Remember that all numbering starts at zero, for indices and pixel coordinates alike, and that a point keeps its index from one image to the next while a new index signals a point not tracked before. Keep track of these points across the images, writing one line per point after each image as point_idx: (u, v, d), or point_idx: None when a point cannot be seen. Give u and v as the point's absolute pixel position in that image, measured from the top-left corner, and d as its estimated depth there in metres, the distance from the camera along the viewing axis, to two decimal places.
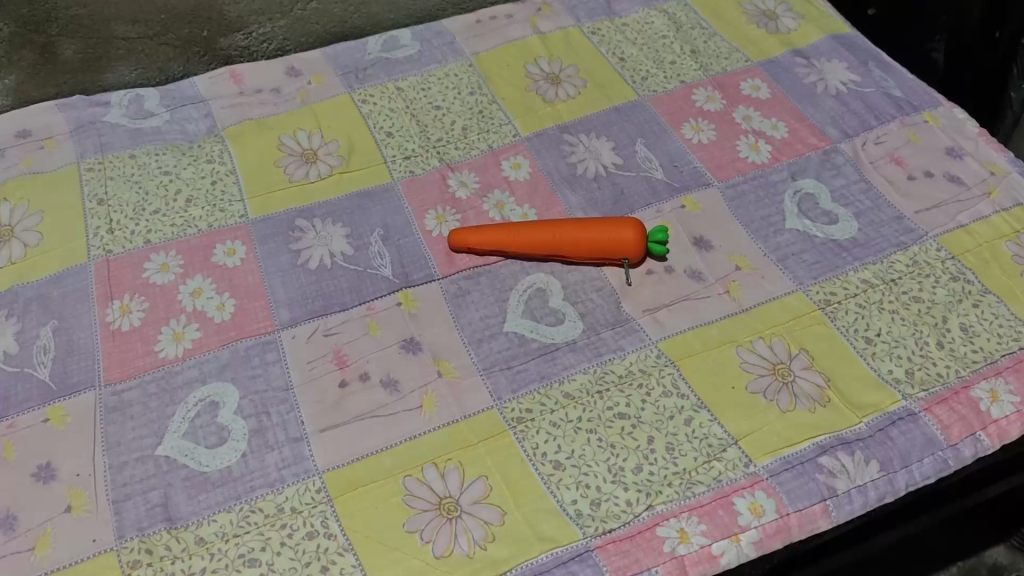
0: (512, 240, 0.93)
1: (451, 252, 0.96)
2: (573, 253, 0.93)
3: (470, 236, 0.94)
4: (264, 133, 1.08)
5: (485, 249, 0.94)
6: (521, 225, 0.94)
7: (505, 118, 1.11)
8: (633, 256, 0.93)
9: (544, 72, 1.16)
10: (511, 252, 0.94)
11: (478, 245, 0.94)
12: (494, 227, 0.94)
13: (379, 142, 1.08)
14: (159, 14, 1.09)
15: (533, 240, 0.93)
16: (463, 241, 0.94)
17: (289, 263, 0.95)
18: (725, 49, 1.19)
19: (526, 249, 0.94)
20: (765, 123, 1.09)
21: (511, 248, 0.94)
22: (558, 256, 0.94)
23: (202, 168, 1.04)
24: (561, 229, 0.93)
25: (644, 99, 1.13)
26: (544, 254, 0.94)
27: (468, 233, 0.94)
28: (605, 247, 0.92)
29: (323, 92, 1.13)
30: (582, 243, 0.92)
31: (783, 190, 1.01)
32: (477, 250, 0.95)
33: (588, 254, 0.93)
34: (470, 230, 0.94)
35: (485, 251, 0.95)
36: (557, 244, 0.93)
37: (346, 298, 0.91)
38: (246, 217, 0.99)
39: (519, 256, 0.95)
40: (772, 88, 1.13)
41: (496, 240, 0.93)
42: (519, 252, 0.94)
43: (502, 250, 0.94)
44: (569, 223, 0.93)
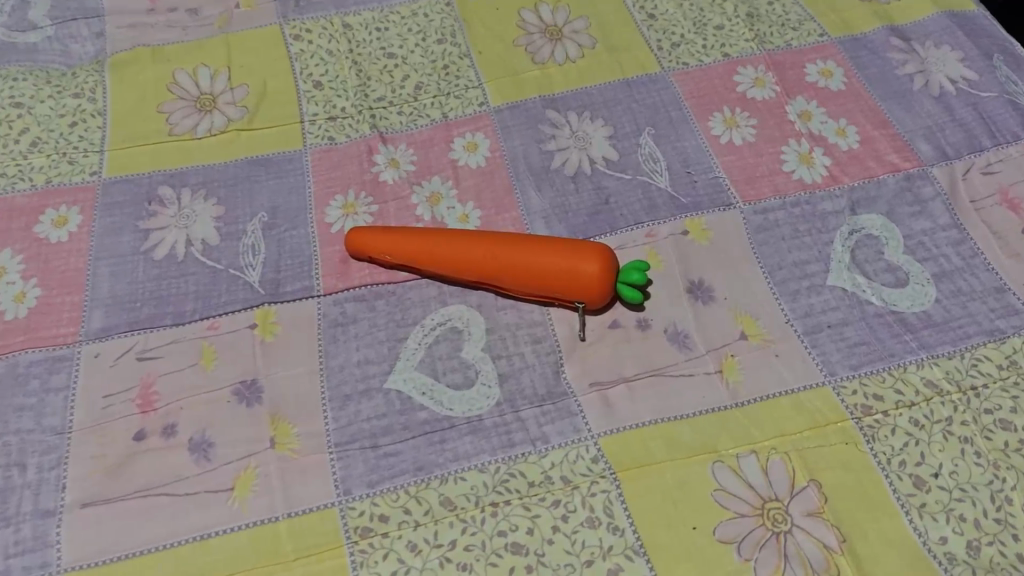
0: (428, 253, 0.66)
1: (349, 257, 0.69)
2: (510, 283, 0.65)
3: (373, 240, 0.67)
4: (156, 66, 0.82)
5: (392, 261, 0.67)
6: (446, 233, 0.66)
7: (474, 79, 0.83)
8: (594, 301, 0.63)
9: (543, 23, 0.87)
10: (426, 269, 0.67)
11: (382, 253, 0.67)
12: (409, 231, 0.67)
13: (301, 93, 0.81)
14: None
15: (456, 256, 0.65)
16: (362, 244, 0.67)
17: (130, 246, 0.70)
18: (795, 17, 0.87)
19: (447, 268, 0.66)
20: (829, 125, 0.78)
21: (426, 264, 0.66)
22: (490, 284, 0.66)
23: (64, 104, 0.80)
24: (496, 246, 0.64)
25: (669, 73, 0.83)
26: (472, 279, 0.66)
27: (371, 234, 0.67)
28: (554, 282, 0.63)
29: (249, 19, 0.87)
30: (523, 272, 0.64)
31: (835, 225, 0.71)
32: (381, 261, 0.68)
33: (530, 288, 0.64)
34: (373, 231, 0.67)
35: (392, 263, 0.67)
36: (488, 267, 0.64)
37: (185, 308, 0.66)
38: (98, 175, 0.75)
39: (439, 277, 0.67)
40: (849, 75, 0.82)
41: (405, 250, 0.66)
42: (438, 272, 0.66)
43: (415, 265, 0.67)
44: (511, 240, 0.65)
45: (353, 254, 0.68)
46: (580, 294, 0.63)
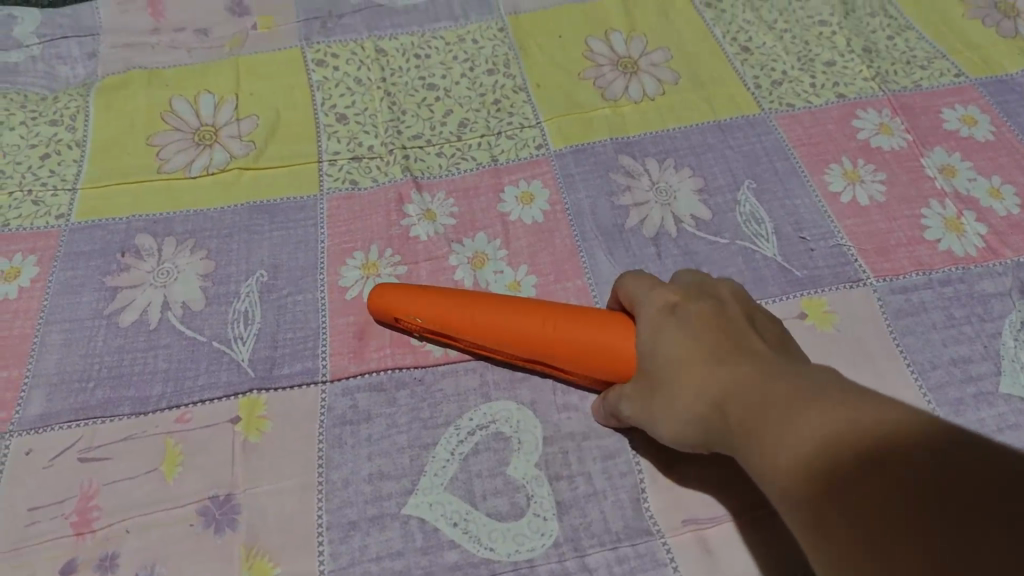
0: (476, 324, 0.49)
1: (371, 317, 0.54)
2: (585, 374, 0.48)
3: (404, 300, 0.51)
4: (150, 91, 0.69)
5: (429, 328, 0.51)
6: (501, 299, 0.50)
7: (531, 117, 0.68)
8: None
9: (614, 55, 0.73)
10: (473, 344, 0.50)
11: (416, 317, 0.51)
12: (453, 290, 0.51)
13: (321, 128, 0.67)
14: None
15: (512, 332, 0.48)
16: (389, 305, 0.51)
17: (91, 308, 0.55)
18: (922, 53, 0.72)
19: (500, 344, 0.49)
20: (979, 184, 0.61)
21: (472, 336, 0.50)
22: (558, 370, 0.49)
23: (37, 132, 0.66)
24: (565, 325, 0.47)
25: (770, 115, 0.67)
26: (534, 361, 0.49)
27: (402, 290, 0.51)
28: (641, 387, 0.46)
29: (265, 44, 0.73)
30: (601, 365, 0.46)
31: (1000, 312, 0.54)
32: (414, 327, 0.52)
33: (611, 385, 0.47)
34: (398, 286, 0.52)
35: (428, 332, 0.51)
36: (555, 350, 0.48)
37: (151, 392, 0.51)
38: (65, 219, 0.60)
39: (489, 353, 0.51)
40: (998, 124, 0.66)
41: (443, 317, 0.50)
42: (488, 348, 0.50)
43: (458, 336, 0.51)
44: (588, 321, 0.47)
45: (374, 314, 0.53)
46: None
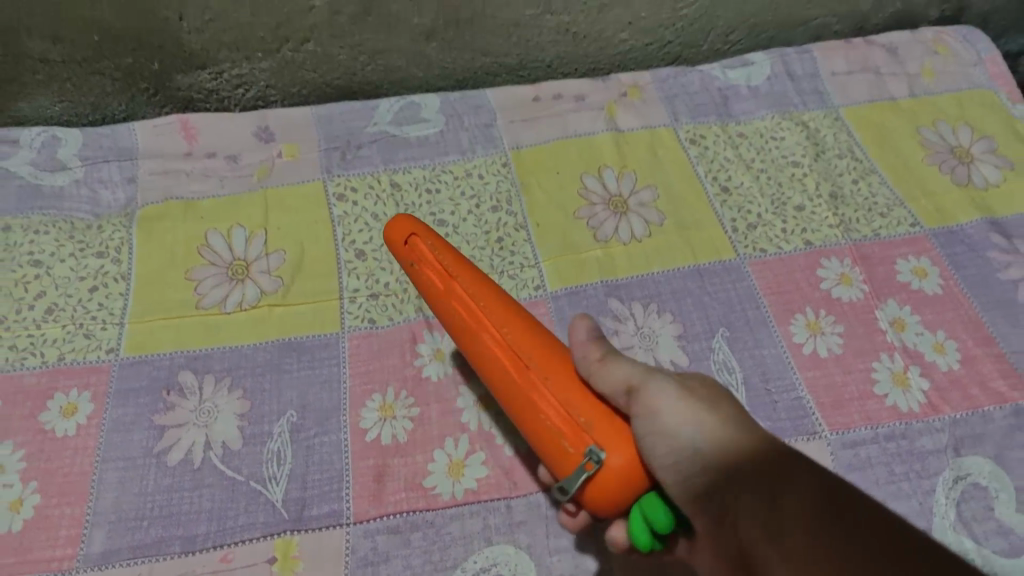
0: (469, 289, 0.53)
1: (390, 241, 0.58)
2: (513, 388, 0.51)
3: (431, 242, 0.56)
4: (187, 224, 0.76)
5: (434, 271, 0.55)
6: (502, 291, 0.54)
7: (530, 257, 0.76)
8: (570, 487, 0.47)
9: (606, 192, 0.80)
10: (452, 304, 0.54)
11: (429, 257, 0.56)
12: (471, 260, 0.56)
13: (342, 264, 0.74)
14: (88, 34, 0.79)
15: (489, 314, 0.52)
16: (437, 245, 0.56)
17: (143, 446, 0.63)
18: (883, 199, 0.80)
19: (472, 317, 0.53)
20: (925, 339, 0.69)
21: (456, 296, 0.54)
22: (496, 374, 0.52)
23: (85, 264, 0.73)
24: (552, 352, 0.51)
25: (744, 261, 0.75)
26: (485, 353, 0.52)
27: (436, 238, 0.56)
28: (551, 423, 0.48)
29: (290, 173, 0.81)
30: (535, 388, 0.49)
31: (935, 468, 0.62)
32: (417, 265, 0.56)
33: (527, 411, 0.50)
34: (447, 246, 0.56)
35: (428, 272, 0.56)
36: (509, 354, 0.51)
37: (198, 531, 0.59)
38: (115, 354, 0.68)
39: (456, 326, 0.55)
40: (946, 276, 0.73)
41: (472, 276, 0.54)
42: (457, 318, 0.54)
43: (447, 288, 0.55)
44: (553, 353, 0.50)
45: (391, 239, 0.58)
46: (568, 457, 0.47)
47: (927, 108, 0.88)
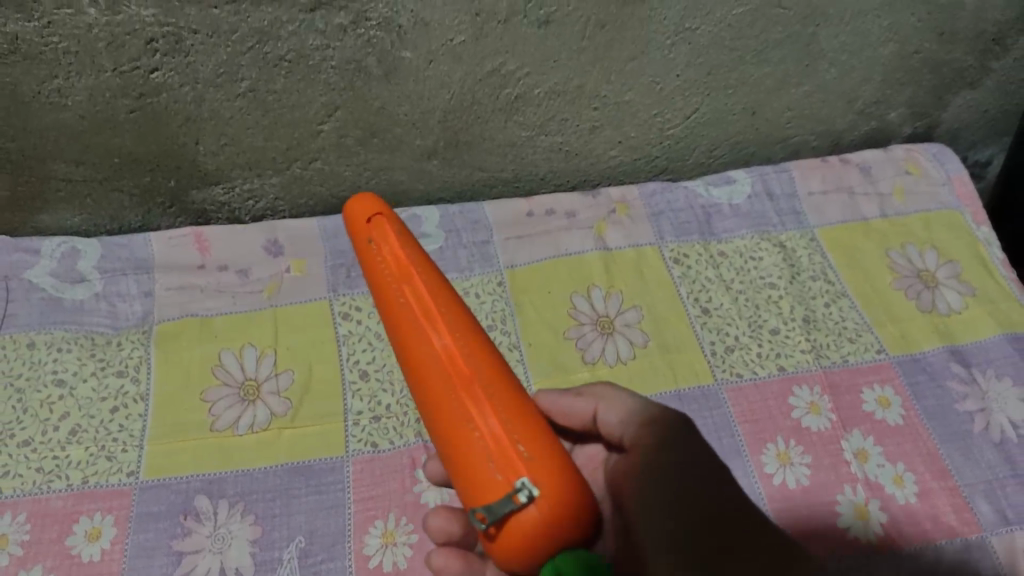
0: (416, 278, 0.49)
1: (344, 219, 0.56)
2: (444, 395, 0.45)
3: (382, 212, 0.53)
4: (203, 343, 0.82)
5: (376, 244, 0.52)
6: (447, 281, 0.50)
7: (522, 379, 0.81)
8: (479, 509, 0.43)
9: (594, 312, 0.86)
10: (390, 290, 0.50)
11: (382, 240, 0.52)
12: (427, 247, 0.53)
13: (346, 386, 0.80)
14: (109, 157, 0.84)
15: (434, 307, 0.48)
16: (389, 217, 0.53)
17: (163, 572, 0.68)
18: (852, 323, 0.86)
19: (412, 304, 0.48)
20: (886, 470, 0.75)
21: (400, 282, 0.49)
22: (423, 376, 0.47)
23: (107, 384, 0.79)
24: (487, 369, 0.45)
25: (721, 385, 0.81)
26: (412, 343, 0.48)
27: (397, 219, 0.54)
28: (474, 437, 0.43)
29: (298, 290, 0.87)
30: (467, 399, 0.44)
31: None
32: (366, 247, 0.53)
33: (449, 424, 0.44)
34: (398, 221, 0.54)
35: (377, 252, 0.52)
36: (446, 353, 0.46)
37: None
38: (135, 476, 0.73)
39: (391, 313, 0.50)
40: (908, 406, 0.79)
41: (417, 258, 0.51)
42: (393, 308, 0.49)
43: (393, 271, 0.50)
44: (488, 357, 0.46)
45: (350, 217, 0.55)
46: (486, 480, 0.42)
47: (896, 230, 0.94)
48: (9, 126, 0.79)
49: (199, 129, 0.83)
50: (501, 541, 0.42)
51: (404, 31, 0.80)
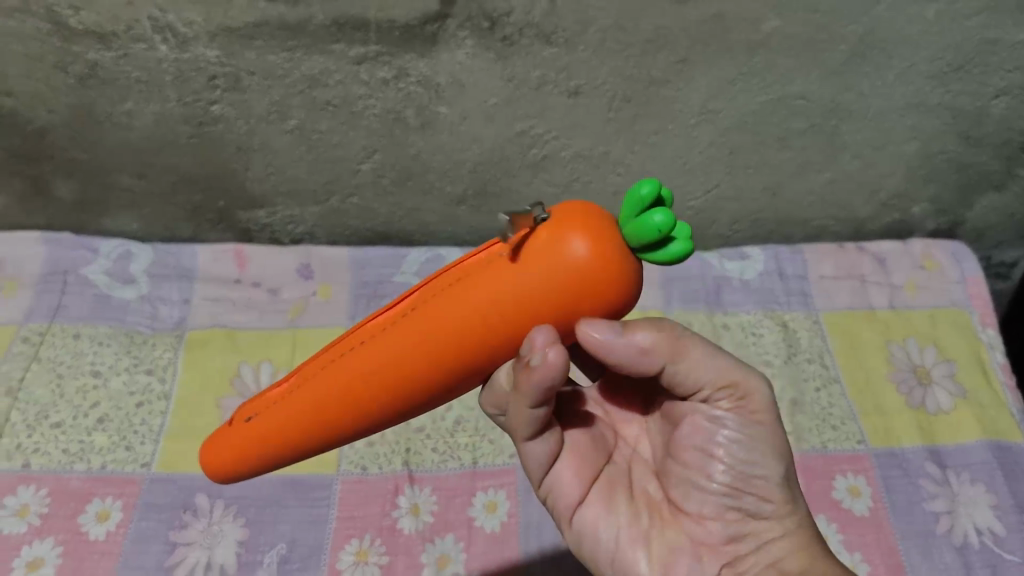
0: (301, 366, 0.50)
1: (217, 480, 0.53)
2: (438, 310, 0.46)
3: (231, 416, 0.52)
4: (227, 353, 0.90)
5: (254, 409, 0.50)
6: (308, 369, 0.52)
7: None
8: (558, 279, 0.44)
9: None
10: (307, 396, 0.48)
11: (249, 414, 0.50)
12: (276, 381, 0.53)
13: None
14: (167, 174, 0.93)
15: (345, 339, 0.49)
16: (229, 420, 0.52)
17: (156, 559, 0.75)
18: (839, 411, 0.88)
19: (336, 354, 0.48)
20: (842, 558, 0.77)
21: (305, 383, 0.49)
22: (408, 355, 0.46)
23: (137, 380, 0.87)
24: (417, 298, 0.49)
25: None
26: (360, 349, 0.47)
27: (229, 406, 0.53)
28: (479, 260, 0.46)
29: (322, 314, 0.95)
30: (445, 284, 0.46)
31: None
32: (244, 445, 0.50)
33: (466, 301, 0.45)
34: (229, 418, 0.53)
35: (260, 421, 0.50)
36: (390, 317, 0.47)
37: None
38: (147, 467, 0.81)
39: (335, 405, 0.48)
40: (876, 499, 0.82)
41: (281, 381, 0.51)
42: (331, 400, 0.48)
43: (284, 393, 0.49)
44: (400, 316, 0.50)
45: (212, 467, 0.52)
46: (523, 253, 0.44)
47: (900, 323, 0.96)
48: (81, 139, 0.89)
49: (249, 158, 0.91)
50: (595, 278, 0.43)
51: (441, 89, 0.85)
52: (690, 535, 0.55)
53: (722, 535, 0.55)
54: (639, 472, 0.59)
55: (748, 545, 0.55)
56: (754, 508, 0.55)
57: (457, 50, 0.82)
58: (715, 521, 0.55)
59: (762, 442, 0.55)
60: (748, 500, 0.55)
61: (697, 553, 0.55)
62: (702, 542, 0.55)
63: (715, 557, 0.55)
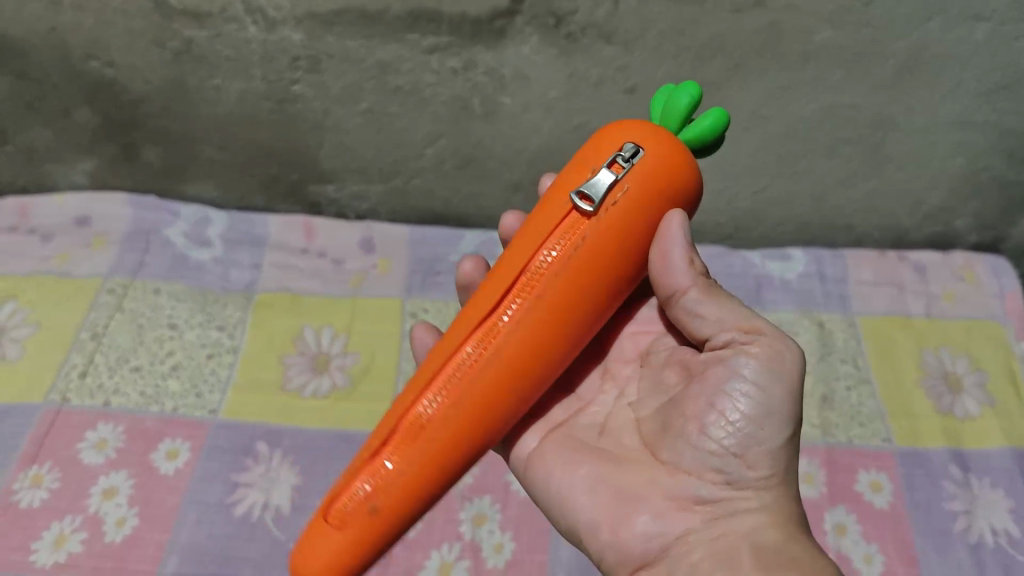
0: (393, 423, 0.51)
1: None
2: (551, 301, 0.49)
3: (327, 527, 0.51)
4: (291, 316, 0.97)
5: (370, 497, 0.50)
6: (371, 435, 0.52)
7: None
8: (649, 208, 0.50)
9: None
10: (436, 443, 0.50)
11: (370, 505, 0.50)
12: (360, 448, 0.53)
13: (400, 373, 0.92)
14: (247, 147, 1.00)
15: (445, 365, 0.51)
16: (322, 536, 0.51)
17: (218, 496, 0.82)
18: (868, 409, 0.92)
19: (449, 386, 0.50)
20: (858, 547, 0.81)
21: (424, 439, 0.50)
22: (530, 353, 0.50)
23: (208, 335, 0.94)
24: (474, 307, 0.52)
25: None
26: (473, 376, 0.50)
27: (322, 503, 0.52)
28: (567, 243, 0.49)
29: (381, 286, 1.01)
30: (547, 274, 0.49)
31: None
32: (380, 530, 0.50)
33: (573, 280, 0.49)
34: (314, 533, 0.52)
35: (396, 497, 0.50)
36: (493, 333, 0.50)
37: (243, 571, 0.77)
38: (214, 414, 0.88)
39: (468, 436, 0.50)
40: (896, 494, 0.85)
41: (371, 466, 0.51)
42: (459, 439, 0.50)
43: (402, 454, 0.50)
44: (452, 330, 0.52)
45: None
46: (614, 202, 0.49)
47: (935, 331, 0.99)
48: (171, 110, 0.96)
49: (323, 136, 0.98)
50: (680, 182, 0.50)
51: (505, 80, 0.91)
52: (660, 485, 0.54)
53: (690, 493, 0.53)
54: (625, 428, 0.59)
55: (718, 510, 0.52)
56: (739, 472, 0.52)
57: (523, 45, 0.87)
58: (692, 477, 0.53)
59: (767, 411, 0.51)
60: (734, 463, 0.52)
61: (666, 512, 0.53)
62: (675, 498, 0.53)
63: (679, 515, 0.53)
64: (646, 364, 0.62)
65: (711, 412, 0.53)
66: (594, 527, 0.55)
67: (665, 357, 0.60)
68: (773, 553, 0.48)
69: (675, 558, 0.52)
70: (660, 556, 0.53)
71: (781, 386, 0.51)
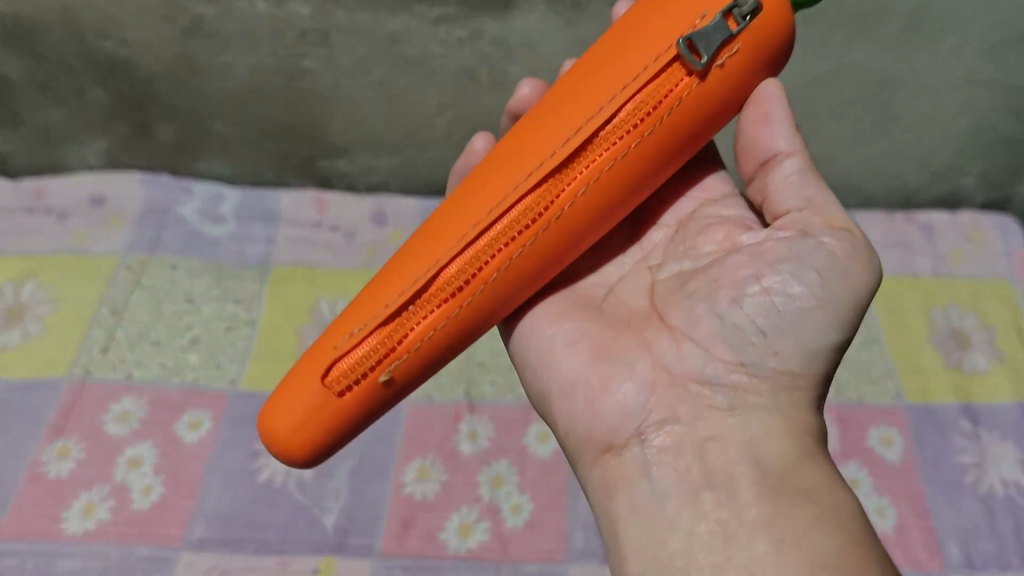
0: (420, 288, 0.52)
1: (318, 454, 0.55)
2: (605, 180, 0.51)
3: (328, 383, 0.53)
4: (306, 289, 0.98)
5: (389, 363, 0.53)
6: (391, 290, 0.53)
7: None
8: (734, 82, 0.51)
9: None
10: (464, 313, 0.53)
11: (386, 370, 0.53)
12: (371, 302, 0.54)
13: None
14: (258, 122, 1.01)
15: (485, 232, 0.52)
16: (319, 390, 0.53)
17: (241, 464, 0.84)
18: (878, 367, 0.93)
19: (496, 252, 0.52)
20: (871, 500, 0.83)
21: (455, 312, 0.53)
22: (576, 225, 0.53)
23: (226, 308, 0.96)
24: (513, 169, 0.52)
25: None
26: (516, 253, 0.52)
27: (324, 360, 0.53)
28: (629, 116, 0.50)
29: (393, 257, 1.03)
30: (609, 153, 0.51)
31: None
32: (394, 390, 0.54)
33: (631, 159, 0.51)
34: (310, 386, 0.53)
35: (413, 364, 0.53)
36: (546, 203, 0.51)
37: (268, 535, 0.79)
38: (234, 384, 0.90)
39: (494, 306, 0.54)
40: (908, 449, 0.86)
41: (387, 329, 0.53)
42: (484, 310, 0.54)
43: (436, 316, 0.53)
44: (493, 187, 0.52)
45: (344, 419, 0.54)
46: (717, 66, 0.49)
47: (943, 289, 1.00)
48: (183, 87, 0.97)
49: (333, 109, 0.99)
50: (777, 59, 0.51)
51: (512, 49, 0.91)
52: (660, 355, 0.54)
53: (697, 370, 0.53)
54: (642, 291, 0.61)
55: (722, 399, 0.52)
56: (757, 360, 0.52)
57: (530, 14, 0.87)
58: (703, 352, 0.53)
59: (822, 302, 0.51)
60: (754, 352, 0.52)
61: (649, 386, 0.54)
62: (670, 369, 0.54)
63: (671, 390, 0.53)
64: (681, 227, 0.63)
65: (755, 283, 0.52)
66: (576, 382, 0.57)
67: (703, 221, 0.61)
68: (775, 477, 0.48)
69: (652, 435, 0.52)
70: (633, 438, 0.53)
71: (842, 283, 0.51)
